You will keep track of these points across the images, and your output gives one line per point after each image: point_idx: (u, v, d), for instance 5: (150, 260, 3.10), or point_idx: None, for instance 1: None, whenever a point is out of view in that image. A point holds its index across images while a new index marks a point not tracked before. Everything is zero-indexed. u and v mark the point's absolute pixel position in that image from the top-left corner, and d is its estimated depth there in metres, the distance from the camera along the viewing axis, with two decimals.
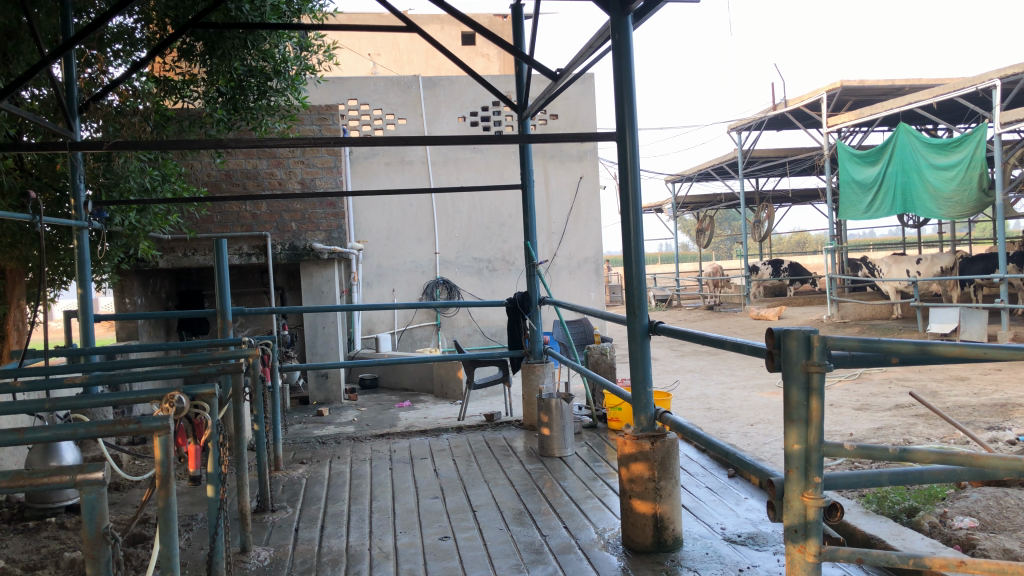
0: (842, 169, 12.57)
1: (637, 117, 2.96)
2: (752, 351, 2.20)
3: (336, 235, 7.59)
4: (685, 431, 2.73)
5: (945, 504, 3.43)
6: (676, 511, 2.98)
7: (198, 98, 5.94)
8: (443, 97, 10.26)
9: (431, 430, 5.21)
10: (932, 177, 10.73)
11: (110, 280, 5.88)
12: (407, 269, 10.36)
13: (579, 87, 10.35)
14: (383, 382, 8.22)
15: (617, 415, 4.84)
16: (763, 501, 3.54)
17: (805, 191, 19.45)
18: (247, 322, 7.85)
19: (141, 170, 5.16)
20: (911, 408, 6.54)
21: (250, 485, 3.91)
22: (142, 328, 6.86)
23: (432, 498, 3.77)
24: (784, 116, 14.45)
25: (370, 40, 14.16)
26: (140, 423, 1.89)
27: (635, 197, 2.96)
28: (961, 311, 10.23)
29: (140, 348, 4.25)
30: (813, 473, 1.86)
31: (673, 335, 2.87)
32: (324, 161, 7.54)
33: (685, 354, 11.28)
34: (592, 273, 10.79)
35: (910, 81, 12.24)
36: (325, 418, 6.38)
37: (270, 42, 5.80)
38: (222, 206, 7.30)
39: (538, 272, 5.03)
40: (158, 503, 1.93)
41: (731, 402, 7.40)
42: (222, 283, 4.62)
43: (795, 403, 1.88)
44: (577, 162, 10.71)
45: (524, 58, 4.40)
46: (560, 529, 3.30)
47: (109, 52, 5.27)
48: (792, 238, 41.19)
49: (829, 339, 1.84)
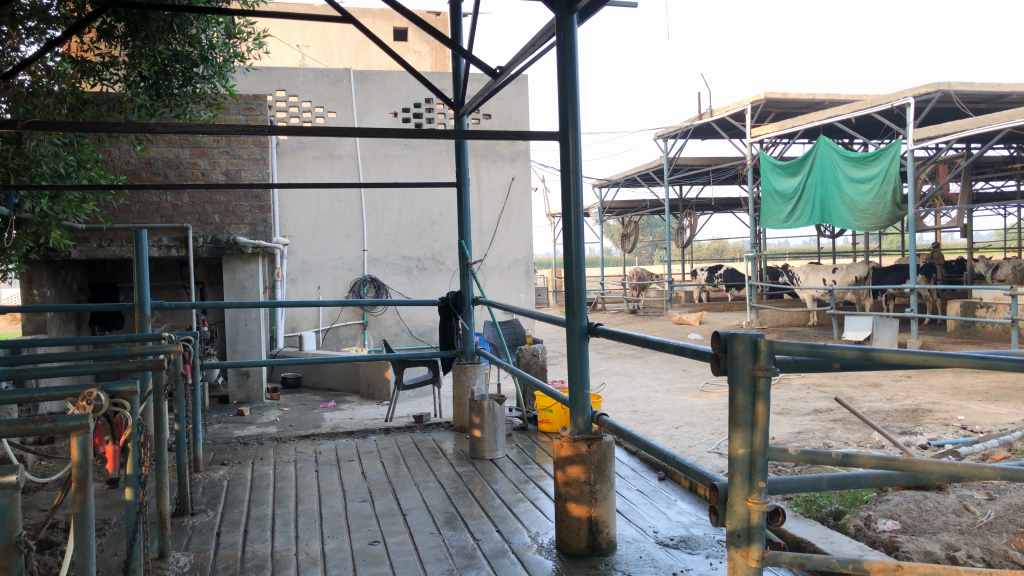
0: (763, 179, 12.89)
1: (580, 117, 2.94)
2: (695, 354, 2.18)
3: (261, 230, 7.38)
4: (621, 433, 2.70)
5: (868, 507, 3.52)
6: (610, 515, 2.96)
7: (119, 81, 5.69)
8: (374, 92, 10.10)
9: (358, 432, 5.09)
10: (850, 190, 11.10)
11: (16, 270, 5.56)
12: (333, 266, 10.15)
13: (512, 88, 10.34)
14: (307, 381, 8.03)
15: (549, 417, 4.83)
16: (694, 503, 3.56)
17: (727, 200, 19.93)
18: (165, 317, 7.56)
19: (54, 155, 4.89)
20: (829, 412, 6.74)
21: (168, 487, 3.73)
22: (52, 321, 6.51)
23: (360, 501, 3.67)
24: (710, 125, 14.76)
25: (299, 30, 13.85)
26: (56, 424, 1.77)
27: (576, 198, 2.94)
28: (874, 320, 10.62)
29: (49, 341, 4.01)
30: (756, 478, 1.85)
31: (611, 337, 2.85)
32: (250, 153, 7.32)
33: (611, 357, 11.38)
34: (521, 274, 10.79)
35: (831, 96, 12.65)
36: (246, 418, 6.18)
37: (197, 27, 5.58)
38: (140, 195, 7.00)
39: (472, 272, 4.96)
40: (73, 507, 1.81)
41: (657, 405, 7.49)
42: (141, 276, 4.41)
43: (741, 407, 1.87)
44: (509, 163, 10.69)
45: (462, 53, 4.33)
46: (493, 533, 3.25)
47: (22, 30, 4.97)
48: (712, 246, 42.24)
49: (775, 343, 1.84)
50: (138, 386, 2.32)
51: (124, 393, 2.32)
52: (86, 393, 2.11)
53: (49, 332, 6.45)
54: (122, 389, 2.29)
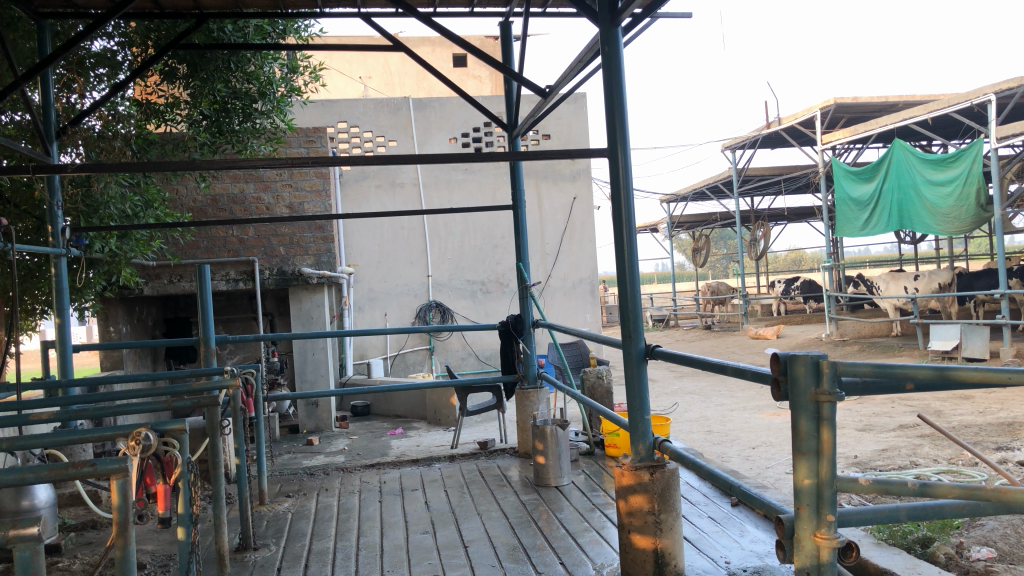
0: (837, 187, 12.48)
1: (629, 134, 2.84)
2: (756, 378, 2.03)
3: (325, 260, 7.47)
4: (684, 460, 2.57)
5: (960, 533, 3.28)
6: (678, 545, 2.81)
7: (182, 122, 5.83)
8: (434, 119, 10.17)
9: (423, 459, 5.05)
10: (929, 193, 10.64)
11: (93, 308, 5.74)
12: (399, 293, 10.23)
13: (571, 107, 10.27)
14: (375, 409, 8.06)
15: (615, 441, 4.71)
16: (768, 531, 3.39)
17: (801, 209, 19.39)
18: (236, 349, 7.72)
19: (121, 196, 5.05)
20: (915, 428, 6.39)
21: (232, 522, 3.74)
22: (127, 357, 6.70)
23: (422, 533, 3.60)
24: (778, 134, 14.41)
25: (361, 62, 14.11)
26: (95, 467, 1.75)
27: (628, 215, 2.84)
28: (963, 328, 10.11)
29: (120, 378, 4.08)
30: (825, 511, 1.71)
31: (669, 358, 2.72)
32: (312, 184, 7.41)
33: (684, 376, 11.10)
34: (587, 294, 10.65)
35: (904, 98, 12.18)
36: (315, 448, 6.21)
37: (255, 64, 5.71)
38: (208, 231, 7.16)
39: (531, 294, 4.87)
40: (115, 552, 1.78)
41: (732, 424, 7.24)
42: (205, 311, 4.47)
43: (805, 434, 1.73)
44: (571, 182, 10.61)
45: (513, 75, 4.28)
46: (556, 566, 3.13)
47: (92, 76, 5.14)
48: (789, 257, 41.19)
49: (839, 365, 1.70)
50: (188, 424, 2.30)
51: (173, 432, 2.31)
52: (135, 432, 2.10)
53: (125, 367, 6.65)
54: (172, 428, 2.28)
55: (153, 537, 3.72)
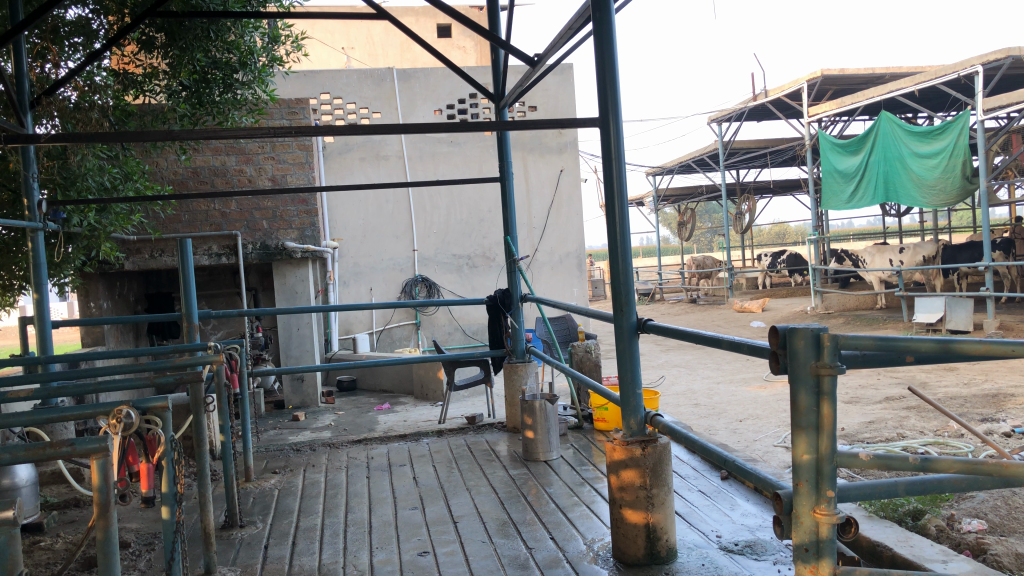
0: (823, 160, 12.45)
1: (620, 103, 2.77)
2: (753, 352, 1.99)
3: (309, 234, 7.37)
4: (676, 435, 2.54)
5: (951, 506, 3.28)
6: (669, 520, 2.79)
7: (161, 92, 5.70)
8: (418, 90, 10.02)
9: (411, 434, 5.01)
10: (915, 165, 10.63)
11: (73, 284, 5.64)
12: (385, 267, 10.15)
13: (558, 78, 10.16)
14: (362, 384, 8.01)
15: (604, 416, 4.69)
16: (759, 504, 3.38)
17: (787, 182, 19.38)
18: (220, 325, 7.64)
19: (99, 168, 4.93)
20: (902, 400, 6.41)
21: (218, 500, 3.68)
22: (109, 333, 6.61)
23: (411, 509, 3.57)
24: (764, 106, 14.34)
25: (343, 33, 13.88)
26: (73, 447, 1.68)
27: (620, 187, 2.77)
28: (947, 300, 10.14)
29: (101, 355, 4.00)
30: (825, 487, 1.68)
31: (661, 332, 2.68)
32: (295, 157, 7.29)
33: (670, 349, 11.11)
34: (574, 267, 10.61)
35: (891, 69, 12.14)
36: (301, 424, 6.16)
37: (235, 33, 5.59)
38: (189, 204, 7.04)
39: (519, 268, 4.81)
40: (97, 534, 1.73)
41: (719, 397, 7.25)
42: (188, 286, 4.38)
43: (804, 409, 1.70)
44: (557, 154, 10.52)
45: (500, 44, 4.18)
46: (547, 541, 3.11)
47: (66, 45, 5.00)
48: (773, 230, 41.33)
49: (841, 338, 1.66)
50: (171, 401, 2.24)
51: (156, 410, 2.25)
52: (116, 410, 2.04)
53: (106, 344, 6.55)
54: (154, 405, 2.22)
55: (137, 516, 3.66)
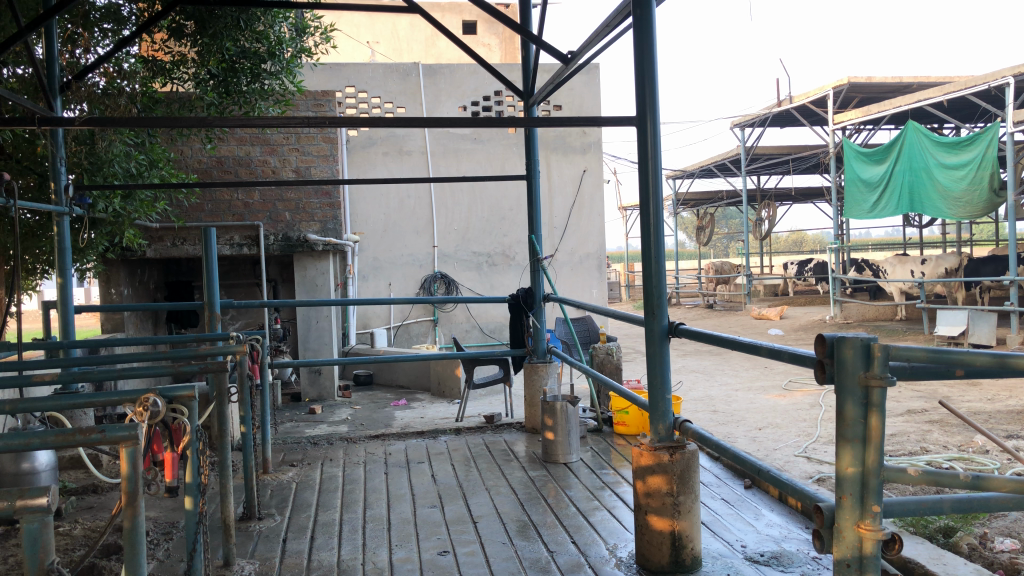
0: (847, 168, 12.34)
1: (659, 104, 2.73)
2: (794, 359, 1.94)
3: (331, 227, 7.36)
4: (706, 442, 2.49)
5: (983, 524, 3.21)
6: (695, 529, 2.74)
7: (189, 80, 5.69)
8: (443, 86, 10.00)
9: (429, 431, 4.97)
10: (941, 176, 10.51)
11: (95, 269, 5.66)
12: (404, 263, 10.13)
13: (583, 77, 10.11)
14: (378, 378, 8.00)
15: (624, 419, 4.64)
16: (785, 514, 3.32)
17: (809, 190, 19.24)
18: (239, 315, 7.65)
19: (126, 155, 4.94)
20: (925, 413, 6.33)
21: (236, 491, 3.66)
22: (128, 319, 6.62)
23: (430, 507, 3.54)
24: (789, 112, 14.23)
25: (369, 26, 13.90)
26: (104, 434, 1.66)
27: (655, 187, 2.73)
28: (970, 313, 10.01)
29: (122, 342, 3.99)
30: (870, 501, 1.63)
31: (693, 337, 2.63)
32: (320, 149, 7.28)
33: (687, 354, 11.03)
34: (594, 269, 10.56)
35: (919, 79, 12.02)
36: (318, 417, 6.15)
37: (265, 23, 5.58)
38: (213, 193, 7.04)
39: (543, 268, 4.76)
40: (124, 523, 1.70)
41: (738, 404, 7.18)
42: (211, 274, 4.36)
43: (851, 419, 1.64)
44: (581, 154, 10.48)
45: (532, 39, 4.14)
46: (568, 544, 3.07)
47: (97, 32, 5.01)
48: (790, 238, 41.10)
49: (891, 349, 1.61)
50: (196, 390, 2.22)
51: (181, 399, 2.23)
52: (143, 398, 2.01)
53: (126, 330, 6.56)
54: (180, 394, 2.20)
55: (155, 505, 3.65)
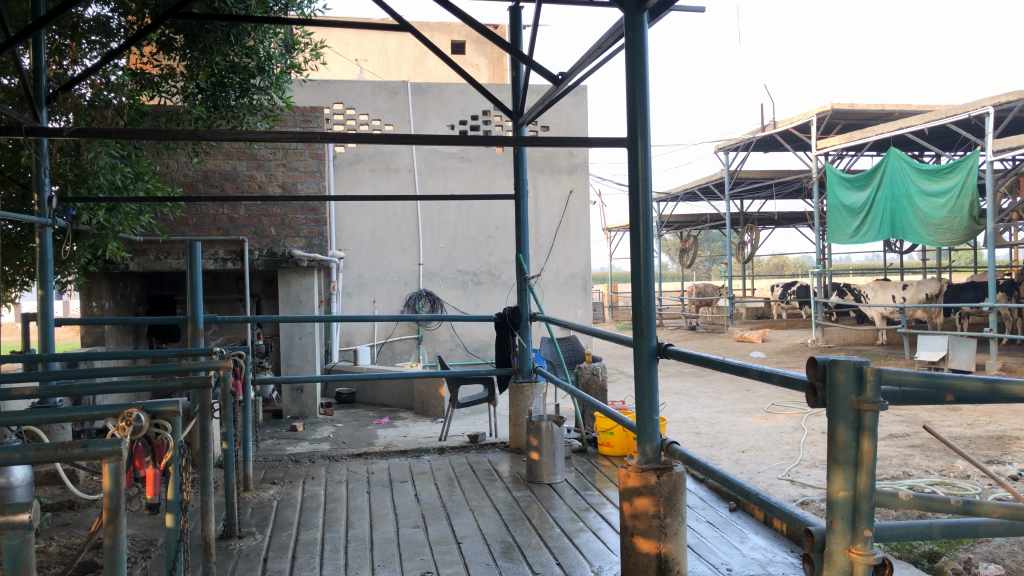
0: (830, 194, 12.45)
1: (650, 126, 2.74)
2: (785, 382, 1.94)
3: (317, 243, 7.32)
4: (692, 463, 2.49)
5: (967, 550, 3.22)
6: (682, 551, 2.72)
7: (177, 93, 5.68)
8: (431, 105, 10.02)
9: (412, 450, 4.94)
10: (922, 203, 10.64)
11: (76, 282, 5.59)
12: (389, 280, 10.10)
13: (571, 99, 10.18)
14: (361, 396, 7.95)
15: (609, 440, 4.63)
16: (770, 538, 3.31)
17: (791, 214, 19.42)
18: (221, 330, 7.59)
19: (111, 167, 4.90)
20: (906, 438, 6.36)
21: (216, 509, 3.61)
22: (109, 333, 6.54)
23: (413, 527, 3.50)
24: (773, 137, 14.38)
25: (357, 44, 13.94)
26: (86, 449, 1.63)
27: (645, 210, 2.75)
28: (950, 339, 10.09)
29: (104, 354, 3.93)
30: (862, 525, 1.62)
31: (681, 358, 2.63)
32: (307, 165, 7.27)
33: (670, 376, 11.05)
34: (579, 289, 10.57)
35: (901, 107, 12.19)
36: (300, 434, 6.10)
37: (255, 38, 5.58)
38: (198, 207, 7.00)
39: (529, 287, 4.75)
40: (105, 541, 1.67)
41: (721, 426, 7.19)
42: (195, 289, 4.32)
43: (842, 443, 1.64)
44: (567, 175, 10.52)
45: (523, 59, 4.16)
46: (553, 566, 3.04)
47: (85, 44, 4.98)
48: (771, 262, 41.43)
49: (883, 372, 1.61)
50: (180, 406, 2.19)
51: (165, 414, 2.19)
52: (125, 413, 1.99)
53: (106, 344, 6.49)
54: (164, 409, 2.17)
55: (133, 522, 3.59)
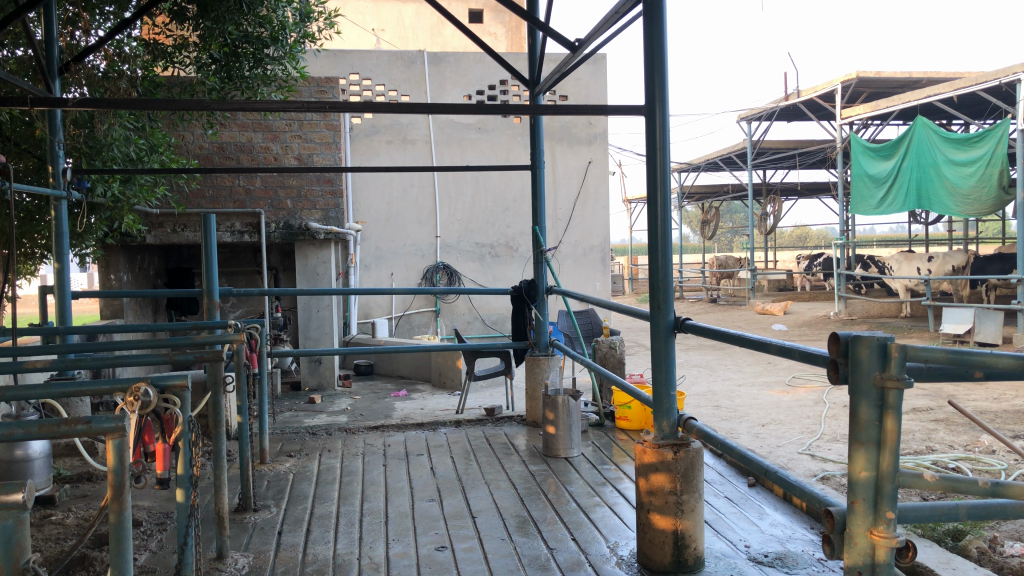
0: (854, 163, 12.22)
1: (668, 93, 2.66)
2: (804, 357, 1.88)
3: (333, 215, 7.29)
4: (709, 439, 2.43)
5: (992, 528, 3.17)
6: (698, 528, 2.68)
7: (191, 64, 5.62)
8: (448, 74, 9.91)
9: (428, 423, 4.92)
10: (949, 173, 10.43)
11: (94, 255, 5.60)
12: (406, 253, 10.08)
13: (590, 68, 10.02)
14: (379, 369, 7.96)
15: (627, 414, 4.59)
16: (789, 514, 3.27)
17: (815, 185, 19.14)
18: (239, 303, 7.61)
19: (126, 139, 4.88)
20: (930, 412, 6.27)
21: (232, 482, 3.61)
22: (128, 306, 6.57)
23: (428, 501, 3.48)
24: (797, 107, 14.13)
25: (374, 14, 13.82)
26: (90, 425, 1.59)
27: (663, 181, 2.67)
28: (977, 312, 9.92)
29: (120, 329, 3.93)
30: (884, 506, 1.57)
31: (699, 333, 2.57)
32: (322, 136, 7.21)
33: (691, 349, 10.96)
34: (598, 261, 10.48)
35: (928, 74, 11.91)
36: (317, 406, 6.11)
37: (268, 7, 5.52)
38: (213, 179, 6.99)
39: (546, 259, 4.68)
40: (110, 518, 1.64)
41: (741, 400, 7.12)
42: (210, 261, 4.30)
43: (865, 422, 1.58)
44: (586, 146, 10.40)
45: (539, 26, 4.07)
46: (569, 542, 3.01)
47: (99, 14, 4.95)
48: (794, 233, 41.00)
49: (909, 348, 1.54)
50: (189, 380, 2.15)
51: (173, 388, 2.16)
52: (133, 388, 1.95)
53: (125, 317, 6.52)
54: (173, 383, 2.14)
55: (149, 494, 3.60)
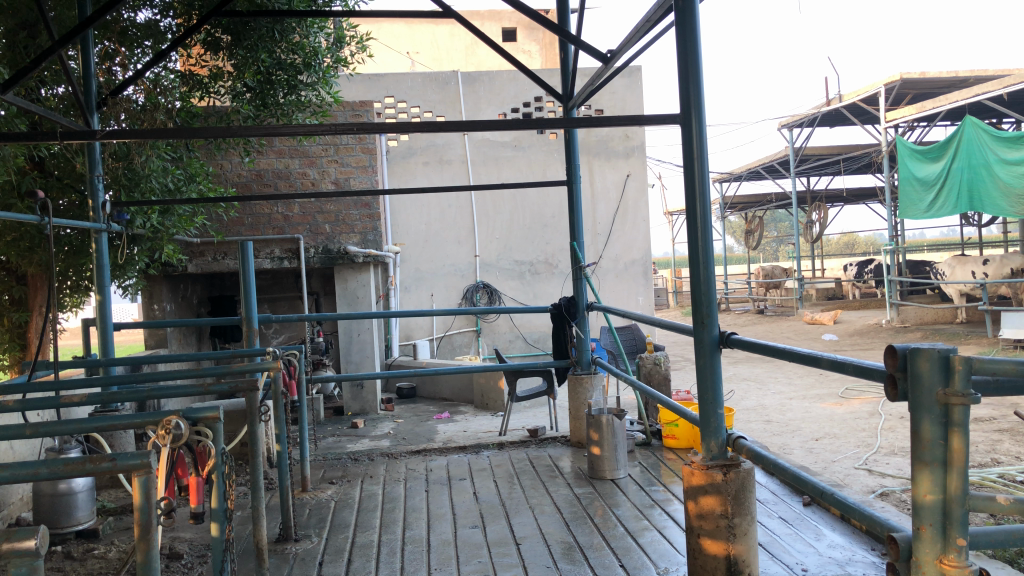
0: (901, 166, 11.87)
1: (704, 100, 2.56)
2: (858, 372, 1.77)
3: (371, 238, 7.27)
4: (761, 459, 2.31)
5: None
6: (753, 552, 2.54)
7: (227, 94, 5.68)
8: (483, 93, 9.91)
9: (471, 446, 4.85)
10: (1002, 172, 10.13)
11: (136, 286, 5.66)
12: (446, 273, 10.07)
13: (625, 81, 9.94)
14: (421, 391, 7.92)
15: (674, 432, 4.47)
16: (847, 535, 3.11)
17: (861, 190, 18.75)
18: (281, 328, 7.67)
19: (163, 170, 4.93)
20: (994, 422, 6.00)
21: (273, 512, 3.56)
22: (172, 335, 6.64)
23: (471, 528, 3.40)
24: (839, 111, 13.85)
25: (408, 37, 13.97)
26: (115, 462, 1.54)
27: (702, 192, 2.58)
28: None
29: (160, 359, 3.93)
30: (954, 533, 1.44)
31: (744, 347, 2.45)
32: (358, 160, 7.21)
33: (739, 362, 10.73)
34: (640, 275, 10.35)
35: (975, 72, 11.58)
36: (360, 431, 6.07)
37: (301, 33, 5.56)
38: (252, 207, 7.06)
39: (585, 275, 4.58)
40: (137, 558, 1.59)
41: (792, 414, 6.92)
42: (247, 288, 4.28)
43: (928, 441, 1.46)
44: (623, 159, 10.31)
45: (570, 39, 3.99)
46: (617, 568, 2.89)
47: (137, 49, 5.05)
48: (841, 241, 40.29)
49: (974, 361, 1.43)
50: (222, 411, 2.08)
51: (206, 420, 2.08)
52: (165, 420, 1.91)
53: (168, 346, 6.58)
54: (205, 416, 2.06)
55: (193, 527, 3.57)
